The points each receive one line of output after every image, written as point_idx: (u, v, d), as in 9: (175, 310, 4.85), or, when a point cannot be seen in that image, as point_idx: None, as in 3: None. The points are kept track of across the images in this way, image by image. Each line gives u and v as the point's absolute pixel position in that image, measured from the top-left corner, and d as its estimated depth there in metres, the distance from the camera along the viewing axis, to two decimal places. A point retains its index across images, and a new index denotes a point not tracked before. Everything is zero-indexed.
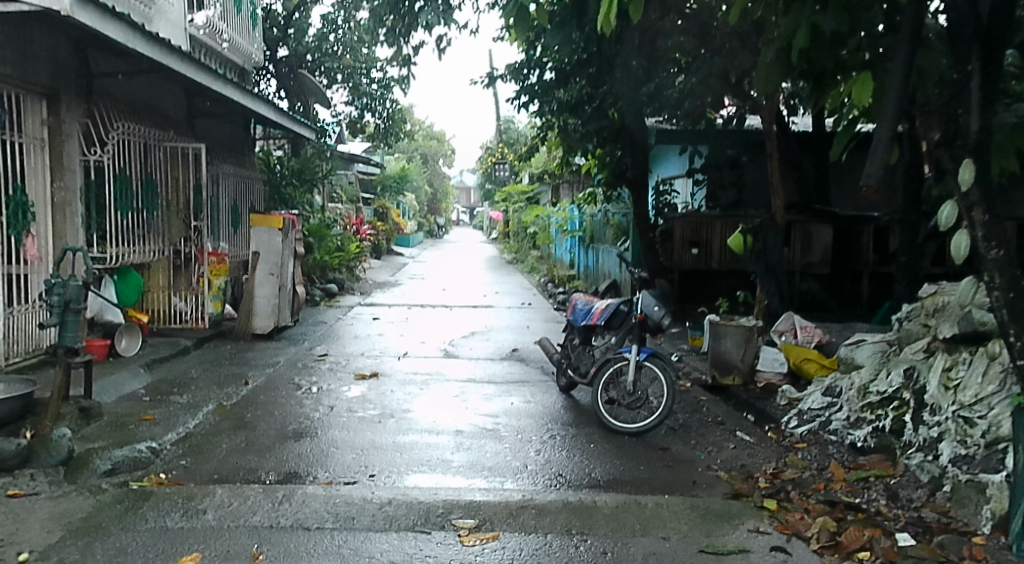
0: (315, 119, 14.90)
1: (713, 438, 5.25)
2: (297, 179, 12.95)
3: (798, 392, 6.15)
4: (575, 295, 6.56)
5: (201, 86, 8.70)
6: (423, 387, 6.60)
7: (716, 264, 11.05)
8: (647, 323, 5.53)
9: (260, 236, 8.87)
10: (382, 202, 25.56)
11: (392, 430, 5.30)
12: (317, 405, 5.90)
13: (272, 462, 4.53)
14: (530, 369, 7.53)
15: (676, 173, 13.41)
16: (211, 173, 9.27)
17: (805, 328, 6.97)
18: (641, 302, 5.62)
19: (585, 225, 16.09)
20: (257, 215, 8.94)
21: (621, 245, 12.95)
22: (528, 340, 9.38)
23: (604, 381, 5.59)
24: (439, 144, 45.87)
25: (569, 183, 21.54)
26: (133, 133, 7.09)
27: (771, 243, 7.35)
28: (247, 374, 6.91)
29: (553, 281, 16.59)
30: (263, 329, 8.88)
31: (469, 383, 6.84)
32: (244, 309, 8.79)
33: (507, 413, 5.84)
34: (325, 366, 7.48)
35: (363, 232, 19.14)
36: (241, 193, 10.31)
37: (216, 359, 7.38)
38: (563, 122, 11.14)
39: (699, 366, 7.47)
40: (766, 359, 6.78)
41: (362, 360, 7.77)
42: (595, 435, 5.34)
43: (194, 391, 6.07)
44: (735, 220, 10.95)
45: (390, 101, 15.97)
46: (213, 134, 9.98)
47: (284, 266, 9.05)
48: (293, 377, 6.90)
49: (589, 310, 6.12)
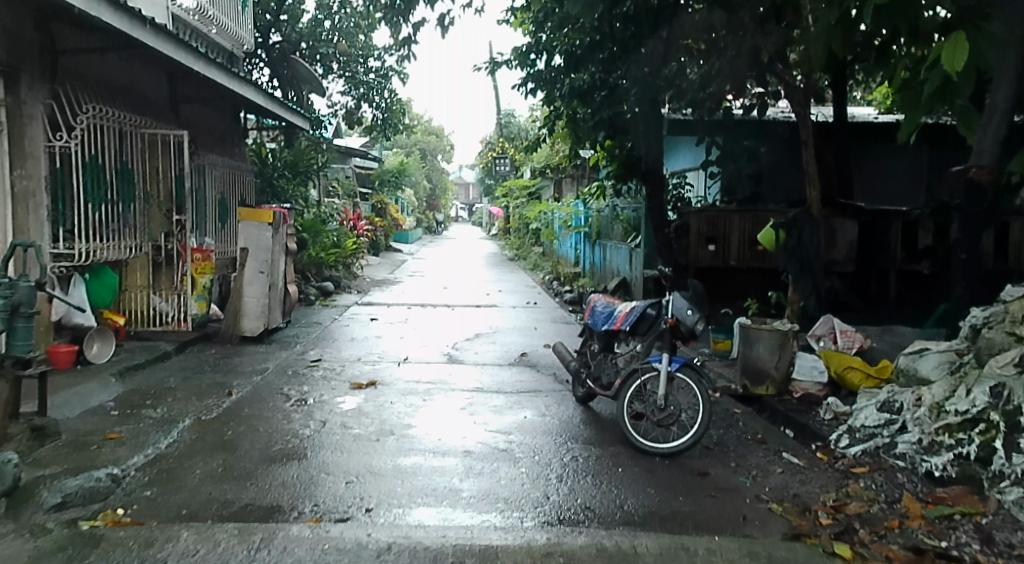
0: (310, 109, 14.25)
1: (757, 461, 4.62)
2: (291, 172, 12.30)
3: (844, 405, 5.53)
4: (594, 297, 5.94)
5: (184, 69, 8.05)
6: (426, 398, 5.97)
7: (734, 261, 10.42)
8: (679, 329, 4.92)
9: (248, 231, 8.23)
10: (381, 197, 24.90)
11: (392, 451, 4.68)
12: (307, 420, 5.26)
13: (252, 493, 3.89)
14: (542, 377, 6.89)
15: (688, 166, 12.78)
16: (195, 164, 8.62)
17: (846, 333, 6.35)
18: (671, 305, 4.99)
19: (592, 221, 15.46)
20: (246, 208, 8.29)
21: (631, 241, 12.30)
22: (537, 343, 8.76)
23: (630, 394, 4.97)
24: (438, 139, 45.20)
25: (573, 177, 20.93)
26: (107, 117, 6.45)
27: (807, 238, 6.70)
28: (232, 383, 6.26)
29: (559, 279, 15.95)
30: (252, 331, 8.24)
31: (476, 393, 6.20)
32: (232, 309, 8.16)
33: (520, 429, 5.20)
34: (318, 373, 6.83)
35: (361, 228, 18.48)
36: (229, 185, 9.66)
37: (199, 366, 6.73)
38: (572, 110, 10.49)
39: (726, 374, 6.85)
40: (803, 366, 6.16)
41: (359, 367, 7.14)
42: (622, 455, 4.71)
43: (171, 404, 5.43)
44: (754, 215, 10.33)
45: (388, 91, 15.32)
46: (200, 123, 9.33)
47: (275, 263, 8.41)
48: (282, 387, 6.25)
49: (611, 314, 5.49)
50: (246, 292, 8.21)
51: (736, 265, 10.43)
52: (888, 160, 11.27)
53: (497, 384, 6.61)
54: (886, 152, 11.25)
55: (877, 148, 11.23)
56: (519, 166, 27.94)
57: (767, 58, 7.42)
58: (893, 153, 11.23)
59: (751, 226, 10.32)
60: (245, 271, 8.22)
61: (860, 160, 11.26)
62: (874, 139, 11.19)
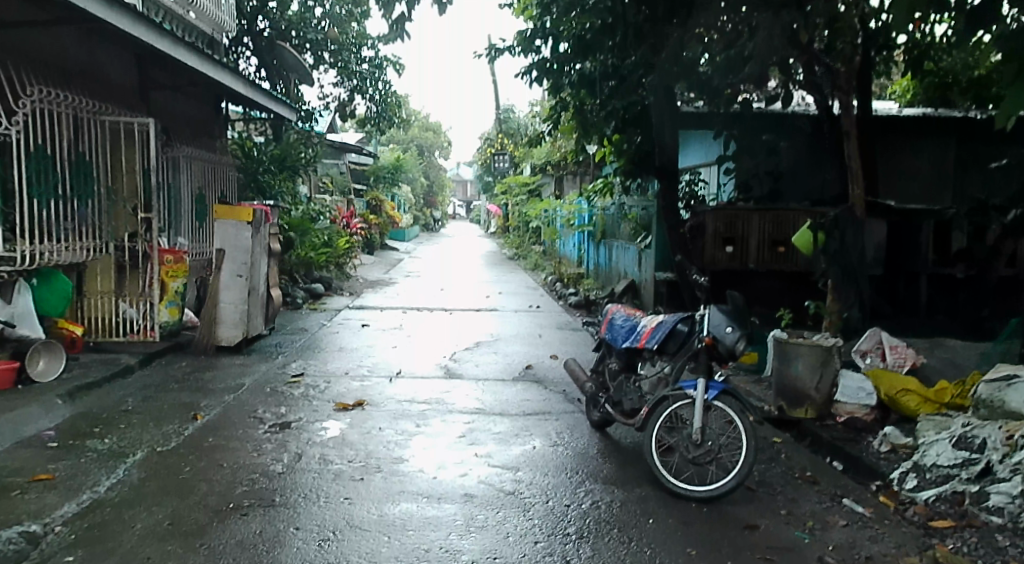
0: (299, 101, 13.48)
1: (813, 509, 3.88)
2: (278, 166, 11.54)
3: (904, 436, 4.78)
4: (615, 309, 5.23)
5: (154, 51, 7.31)
6: (420, 424, 5.21)
7: (752, 264, 9.71)
8: (716, 349, 4.19)
9: (226, 231, 7.48)
10: (376, 194, 24.10)
11: (378, 495, 3.91)
12: (280, 452, 4.50)
13: (199, 558, 3.13)
14: (551, 396, 6.13)
15: (702, 162, 12.04)
16: (167, 156, 7.88)
17: (896, 349, 5.61)
18: (707, 320, 4.27)
19: (596, 219, 14.71)
20: (223, 205, 7.52)
21: (640, 241, 11.55)
22: (543, 353, 8.03)
23: (659, 426, 4.26)
24: (435, 136, 44.28)
25: (576, 174, 20.22)
26: (56, 100, 5.71)
27: (851, 241, 5.92)
28: (199, 403, 5.51)
29: (562, 280, 15.22)
30: (229, 340, 7.48)
31: (477, 416, 5.45)
32: (206, 317, 7.40)
33: (530, 464, 4.45)
34: (298, 390, 6.07)
35: (354, 226, 17.71)
36: (207, 179, 8.90)
37: (164, 382, 5.98)
38: (579, 101, 9.74)
39: (756, 393, 6.10)
40: (848, 388, 5.43)
41: (346, 382, 6.40)
42: (651, 500, 3.98)
43: (123, 432, 4.66)
44: (775, 214, 9.63)
45: (382, 82, 14.56)
46: (174, 112, 8.58)
47: (255, 265, 7.65)
48: (256, 408, 5.49)
49: (635, 329, 4.79)
50: (222, 297, 7.45)
51: (755, 268, 9.71)
52: (913, 157, 10.54)
53: (500, 405, 5.85)
54: (912, 145, 10.52)
55: (902, 141, 10.50)
56: (518, 163, 27.19)
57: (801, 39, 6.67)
58: (918, 150, 10.51)
59: (773, 226, 9.62)
60: (220, 274, 7.47)
61: (884, 154, 10.50)
62: (899, 131, 10.44)
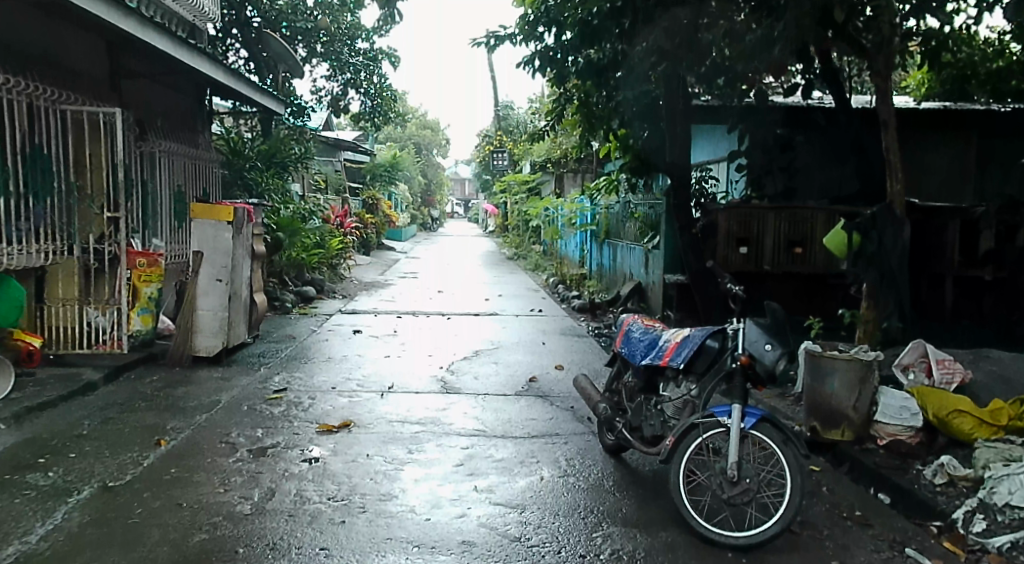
0: (290, 95, 12.89)
1: (869, 560, 3.34)
2: (265, 164, 10.96)
3: (963, 466, 4.16)
4: (632, 321, 4.67)
5: (124, 37, 6.75)
6: (413, 450, 4.64)
7: (768, 266, 9.23)
8: (753, 369, 3.63)
9: (203, 232, 6.90)
10: (371, 192, 23.48)
11: (360, 543, 3.34)
12: (251, 487, 3.93)
13: None
14: (558, 415, 5.57)
15: (713, 158, 11.48)
16: (140, 151, 7.30)
17: (942, 364, 4.99)
18: (742, 336, 3.71)
19: (599, 219, 14.15)
20: (201, 204, 6.94)
21: (647, 242, 10.99)
22: (547, 363, 7.48)
23: (687, 458, 3.71)
24: (433, 134, 43.62)
25: (578, 171, 19.68)
26: (2, 86, 5.15)
27: (890, 242, 5.37)
28: (166, 425, 4.94)
29: (565, 282, 14.67)
30: (207, 350, 6.90)
31: (476, 440, 4.89)
32: (183, 325, 6.82)
33: (538, 501, 3.88)
34: (279, 408, 5.49)
35: (348, 226, 17.13)
36: (187, 177, 8.33)
37: (130, 400, 5.42)
38: (584, 92, 9.16)
39: (783, 411, 5.55)
40: (889, 407, 4.86)
41: (333, 399, 5.84)
42: (680, 548, 3.42)
43: (71, 465, 4.07)
44: (792, 213, 9.13)
45: (377, 75, 13.98)
46: (151, 104, 8.01)
47: (236, 269, 7.09)
48: (229, 431, 4.91)
49: (657, 344, 4.22)
50: (200, 304, 6.88)
51: (770, 271, 9.23)
52: (932, 152, 9.96)
53: (502, 425, 5.29)
54: (932, 140, 9.94)
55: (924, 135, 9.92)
56: (518, 161, 26.62)
57: (831, 22, 6.08)
58: (937, 146, 9.95)
59: (789, 226, 9.14)
60: (198, 279, 6.90)
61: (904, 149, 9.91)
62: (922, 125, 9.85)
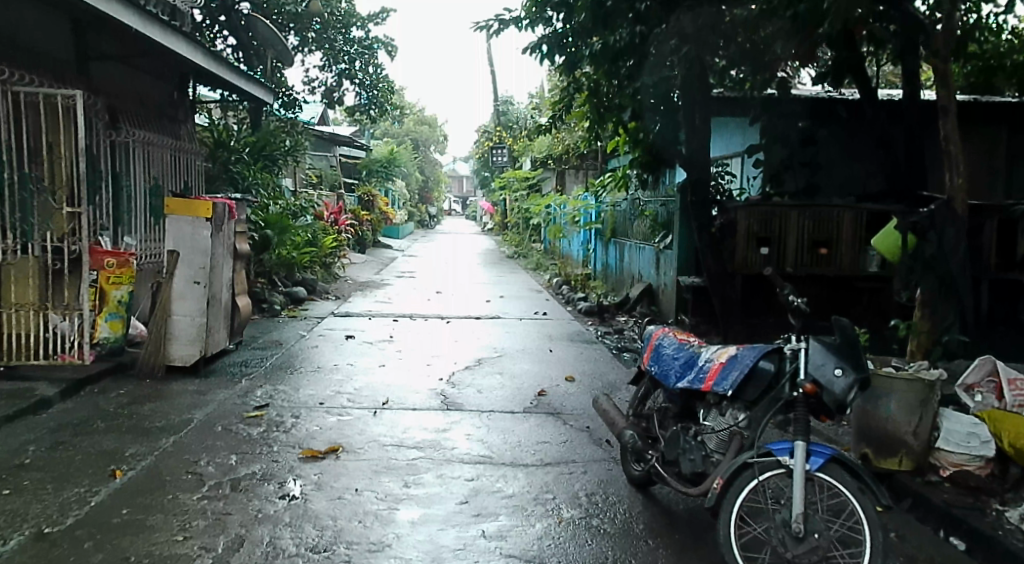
0: (281, 85, 12.25)
1: None
2: (253, 156, 10.31)
3: None
4: (666, 335, 4.05)
5: (92, 15, 6.12)
6: (409, 483, 4.00)
7: (790, 268, 8.68)
8: (820, 399, 3.02)
9: (179, 229, 6.26)
10: (368, 188, 22.83)
11: None
12: (216, 533, 3.29)
13: None
14: (573, 438, 4.95)
15: (732, 152, 10.89)
16: (109, 140, 6.69)
17: (1014, 383, 4.31)
18: (805, 359, 3.09)
19: (605, 217, 13.51)
20: (176, 198, 6.30)
21: (658, 241, 10.37)
22: (555, 373, 6.87)
23: (740, 506, 3.09)
24: (432, 129, 42.90)
25: (580, 168, 19.05)
26: None
27: (950, 244, 4.76)
28: (126, 450, 4.30)
29: (568, 282, 14.05)
30: (183, 359, 6.29)
31: (482, 470, 4.26)
32: (155, 332, 6.19)
33: (557, 553, 3.25)
34: (258, 429, 4.85)
35: (343, 223, 16.48)
36: (166, 169, 7.70)
37: (87, 420, 4.78)
38: (594, 81, 8.53)
39: (826, 434, 4.95)
40: (954, 434, 4.21)
41: (320, 417, 5.21)
42: None
43: (2, 505, 3.44)
44: (816, 212, 8.56)
45: (373, 65, 13.35)
46: (126, 90, 7.38)
47: (215, 269, 6.46)
48: (198, 458, 4.27)
49: (699, 365, 3.59)
50: (175, 309, 6.26)
51: (792, 274, 8.67)
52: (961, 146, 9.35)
53: (511, 450, 4.66)
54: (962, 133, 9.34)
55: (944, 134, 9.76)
56: (518, 156, 25.94)
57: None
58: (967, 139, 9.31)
59: (812, 225, 8.56)
60: (173, 281, 6.27)
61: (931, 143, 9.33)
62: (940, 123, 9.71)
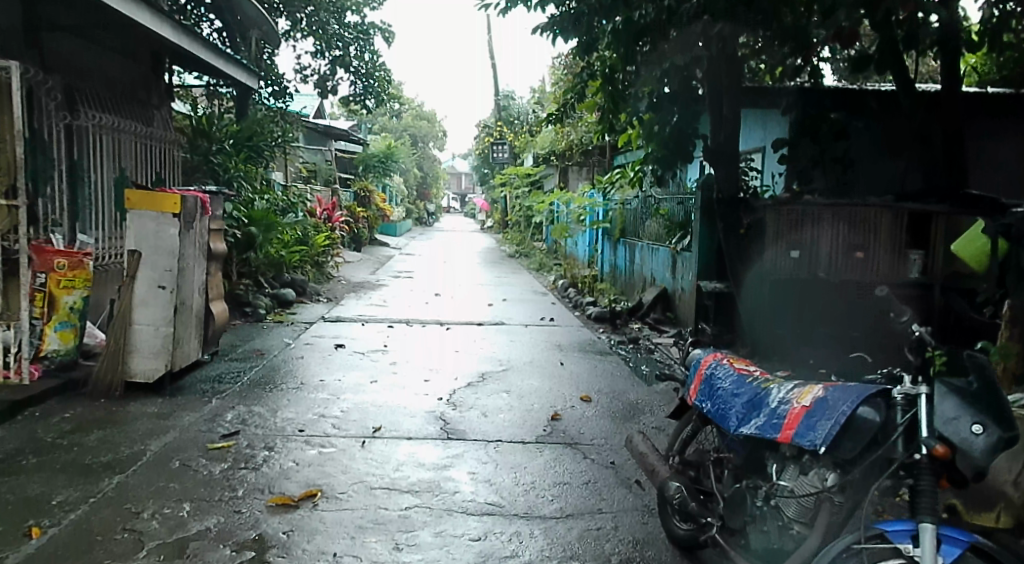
0: (270, 72, 11.48)
1: None
2: (236, 147, 9.52)
3: None
4: (721, 365, 3.27)
5: None
6: (400, 546, 3.23)
7: (823, 273, 7.91)
8: (951, 464, 2.25)
9: (141, 226, 5.48)
10: (364, 184, 22.04)
11: None
12: None
13: None
14: (597, 478, 4.17)
15: (755, 146, 10.15)
16: (62, 124, 5.91)
17: None
18: (927, 408, 2.32)
19: (613, 215, 12.73)
20: (138, 192, 5.50)
21: (674, 243, 9.59)
22: (568, 390, 6.11)
23: None
24: (430, 124, 42.07)
25: (586, 164, 18.30)
26: None
27: None
28: (52, 498, 3.51)
29: (574, 284, 13.29)
30: (144, 375, 5.49)
31: (491, 526, 3.48)
32: (113, 342, 5.39)
33: None
34: (221, 467, 4.07)
35: (336, 220, 15.67)
36: (135, 159, 6.92)
37: (14, 456, 3.99)
38: (610, 66, 7.75)
39: None
40: None
41: (296, 450, 4.42)
42: None
43: None
44: (852, 211, 7.80)
45: (370, 52, 12.54)
46: (88, 70, 6.60)
47: (183, 272, 5.67)
48: (142, 508, 3.50)
49: (773, 408, 2.80)
50: (136, 317, 5.48)
51: (825, 279, 7.90)
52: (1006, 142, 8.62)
53: (524, 495, 3.89)
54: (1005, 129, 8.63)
55: (986, 128, 8.97)
56: (519, 152, 25.17)
57: None
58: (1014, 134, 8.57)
59: (848, 227, 7.80)
60: (134, 285, 5.48)
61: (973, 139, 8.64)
62: (982, 116, 8.93)
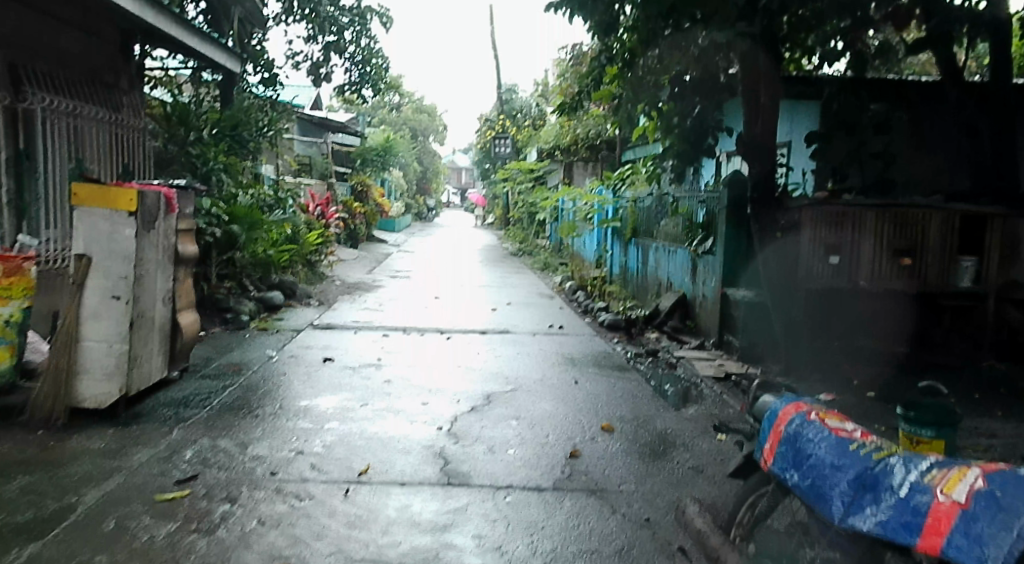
0: (258, 58, 10.64)
1: None
2: (217, 137, 8.69)
3: None
4: (810, 424, 2.56)
5: None
6: None
7: (865, 280, 7.07)
8: None
9: (90, 226, 4.68)
10: (361, 178, 21.18)
11: None
12: None
13: None
14: (634, 544, 3.38)
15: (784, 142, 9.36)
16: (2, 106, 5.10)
17: None
18: None
19: (625, 214, 11.92)
20: (87, 186, 4.69)
21: (694, 245, 8.79)
22: (585, 418, 5.32)
23: None
24: (431, 117, 41.17)
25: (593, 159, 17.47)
26: None
27: None
28: None
29: (583, 287, 12.50)
30: (95, 401, 4.71)
31: None
32: (56, 363, 4.59)
33: None
34: (167, 529, 3.28)
35: (331, 216, 14.83)
36: (97, 149, 6.11)
37: None
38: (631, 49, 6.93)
39: None
40: None
41: (263, 502, 3.63)
42: None
43: None
44: (899, 213, 6.97)
45: (366, 37, 11.71)
46: (39, 46, 5.80)
47: (143, 280, 4.87)
48: None
49: (907, 499, 2.19)
50: (85, 333, 4.67)
51: (867, 287, 7.09)
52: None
53: None
54: None
55: None
56: (522, 147, 24.31)
57: None
58: None
59: (894, 230, 6.98)
60: (83, 296, 4.68)
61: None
62: None
